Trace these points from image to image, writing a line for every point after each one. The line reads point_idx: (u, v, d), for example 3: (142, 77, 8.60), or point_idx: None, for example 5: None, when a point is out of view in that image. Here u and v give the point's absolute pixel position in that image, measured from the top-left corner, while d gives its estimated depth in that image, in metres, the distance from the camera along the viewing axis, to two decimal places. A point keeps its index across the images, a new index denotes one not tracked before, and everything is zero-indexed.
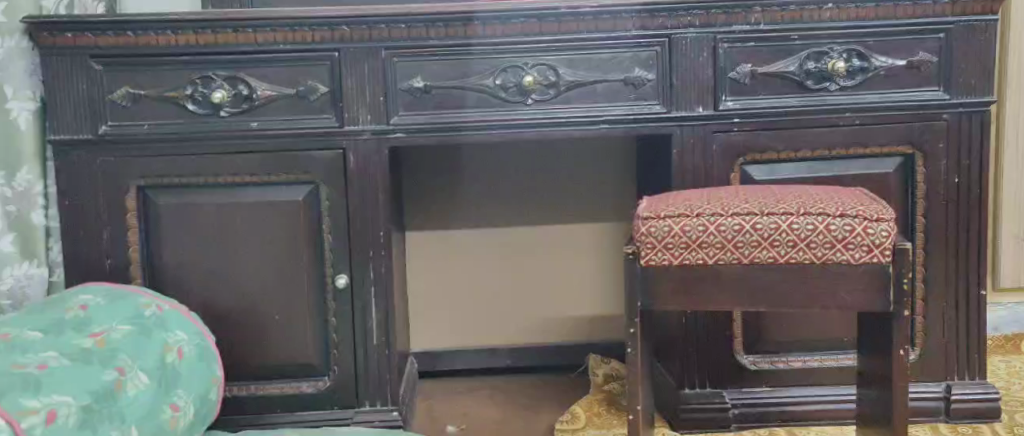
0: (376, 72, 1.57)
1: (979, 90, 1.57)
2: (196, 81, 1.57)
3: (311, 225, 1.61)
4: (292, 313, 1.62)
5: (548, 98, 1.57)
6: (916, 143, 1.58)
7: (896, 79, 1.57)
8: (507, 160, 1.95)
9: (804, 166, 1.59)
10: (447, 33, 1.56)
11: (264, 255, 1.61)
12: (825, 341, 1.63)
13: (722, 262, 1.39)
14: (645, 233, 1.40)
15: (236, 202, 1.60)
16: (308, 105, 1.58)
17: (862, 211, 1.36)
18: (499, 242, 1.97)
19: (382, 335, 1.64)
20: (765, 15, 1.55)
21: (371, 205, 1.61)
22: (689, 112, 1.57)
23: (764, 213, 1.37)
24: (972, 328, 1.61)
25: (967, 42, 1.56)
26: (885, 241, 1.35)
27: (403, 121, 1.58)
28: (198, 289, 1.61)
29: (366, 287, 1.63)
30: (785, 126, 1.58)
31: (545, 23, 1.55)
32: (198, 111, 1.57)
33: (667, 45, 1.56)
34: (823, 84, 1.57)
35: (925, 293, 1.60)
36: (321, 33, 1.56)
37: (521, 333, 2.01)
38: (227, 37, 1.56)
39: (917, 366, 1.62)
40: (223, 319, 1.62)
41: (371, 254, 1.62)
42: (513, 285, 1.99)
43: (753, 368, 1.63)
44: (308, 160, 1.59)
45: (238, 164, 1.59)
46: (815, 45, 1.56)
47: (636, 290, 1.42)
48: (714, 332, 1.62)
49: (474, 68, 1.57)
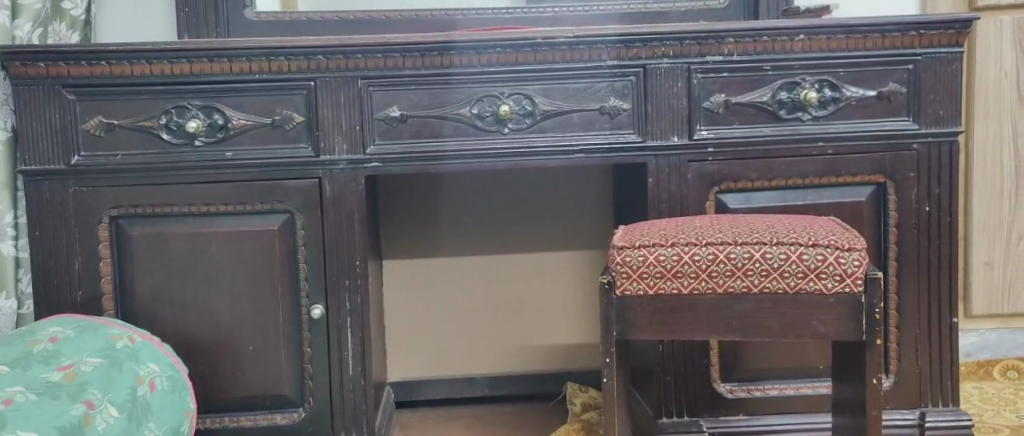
0: (352, 102, 1.57)
1: (948, 120, 1.59)
2: (171, 111, 1.56)
3: (287, 255, 1.60)
4: (268, 344, 1.61)
5: (524, 127, 1.58)
6: (887, 172, 1.60)
7: (866, 109, 1.59)
8: (481, 191, 1.95)
9: (778, 195, 1.61)
10: (423, 63, 1.56)
11: (240, 285, 1.60)
12: (800, 369, 1.63)
13: (697, 291, 1.39)
14: (620, 262, 1.41)
15: (212, 232, 1.59)
16: (284, 135, 1.58)
17: (834, 241, 1.37)
18: (476, 271, 1.97)
19: (358, 366, 1.63)
20: (738, 46, 1.57)
21: (347, 235, 1.60)
22: (664, 141, 1.59)
23: (737, 243, 1.38)
24: (945, 356, 1.62)
25: (936, 73, 1.58)
26: (856, 271, 1.36)
27: (379, 151, 1.58)
28: (173, 319, 1.60)
29: (341, 317, 1.62)
30: (759, 156, 1.59)
31: (521, 54, 1.56)
32: (173, 140, 1.57)
33: (642, 75, 1.58)
34: (795, 114, 1.59)
35: (897, 321, 1.62)
36: (297, 62, 1.55)
37: (496, 363, 2.00)
38: (203, 67, 1.55)
39: (892, 394, 1.63)
40: (198, 350, 1.61)
41: (347, 284, 1.61)
42: (489, 316, 1.99)
43: (729, 396, 1.63)
44: (283, 189, 1.59)
45: (213, 194, 1.58)
46: (788, 76, 1.58)
47: (613, 319, 1.42)
48: (692, 360, 1.63)
49: (451, 97, 1.58)
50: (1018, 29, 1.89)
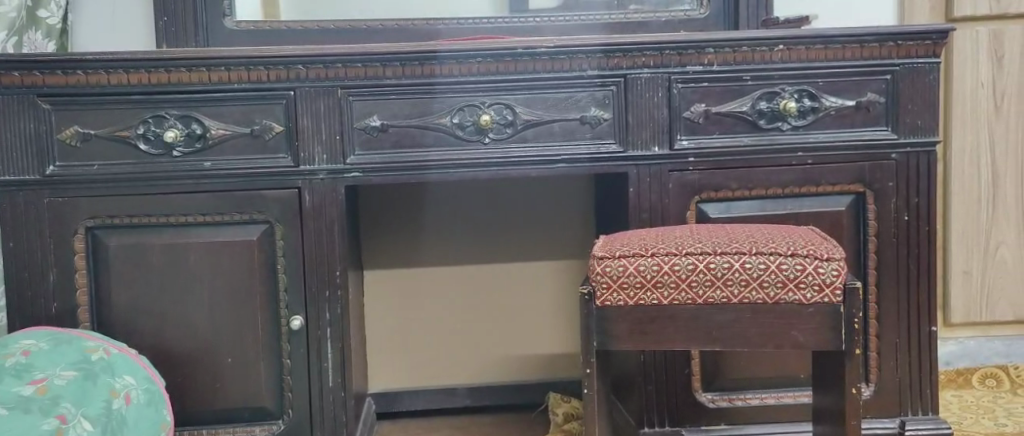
0: (332, 111, 1.56)
1: (926, 130, 1.60)
2: (148, 120, 1.55)
3: (266, 266, 1.59)
4: (247, 355, 1.59)
5: (504, 137, 1.58)
6: (866, 182, 1.61)
7: (846, 119, 1.60)
8: (461, 201, 1.95)
9: (758, 205, 1.61)
10: (404, 72, 1.56)
11: (218, 296, 1.58)
12: (781, 379, 1.64)
13: (677, 302, 1.39)
14: (600, 272, 1.40)
15: (190, 243, 1.58)
16: (264, 145, 1.57)
17: (813, 251, 1.38)
18: (456, 282, 1.97)
19: (338, 377, 1.61)
20: (718, 56, 1.57)
21: (326, 245, 1.59)
22: (645, 151, 1.59)
23: (717, 253, 1.38)
24: (924, 365, 1.63)
25: (914, 83, 1.59)
26: (835, 280, 1.37)
27: (359, 161, 1.57)
28: (150, 331, 1.58)
29: (320, 329, 1.60)
30: (739, 165, 1.60)
31: (502, 63, 1.56)
32: (150, 150, 1.55)
33: (623, 85, 1.58)
34: (775, 124, 1.60)
35: (877, 330, 1.62)
36: (276, 71, 1.54)
37: (476, 374, 2.00)
38: (181, 76, 1.54)
39: (871, 403, 1.63)
40: (175, 362, 1.59)
41: (327, 295, 1.60)
42: (469, 327, 1.98)
43: (711, 405, 1.63)
44: (262, 199, 1.58)
45: (191, 204, 1.57)
46: (767, 86, 1.59)
47: (594, 329, 1.42)
48: (673, 370, 1.63)
49: (432, 107, 1.57)
50: (994, 40, 1.91)
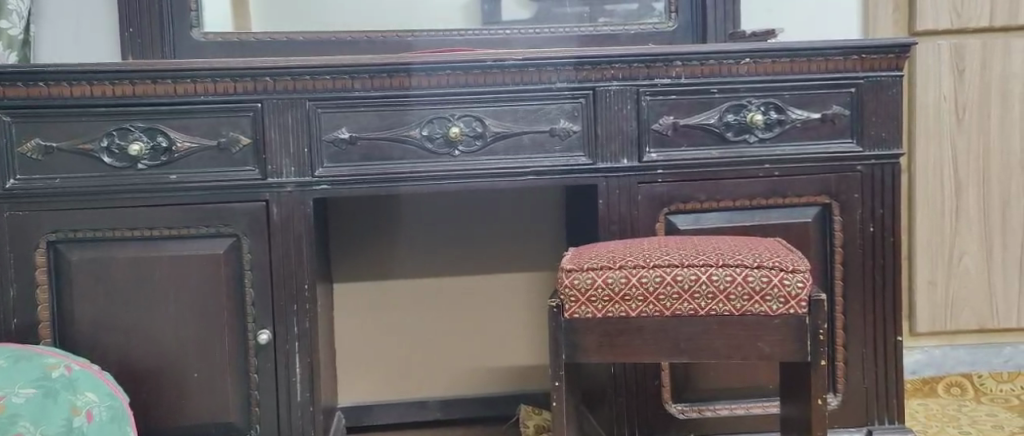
0: (300, 124, 1.55)
1: (889, 142, 1.62)
2: (112, 133, 1.52)
3: (234, 279, 1.57)
4: (215, 371, 1.57)
5: (474, 149, 1.58)
6: (832, 193, 1.62)
7: (811, 131, 1.62)
8: (431, 213, 1.94)
9: (726, 217, 1.62)
10: (373, 84, 1.55)
11: (185, 310, 1.56)
12: (749, 389, 1.65)
13: (645, 314, 1.39)
14: (568, 285, 1.40)
15: (155, 256, 1.55)
16: (230, 158, 1.55)
17: (779, 262, 1.39)
18: (425, 294, 1.96)
19: (307, 392, 1.60)
20: (685, 68, 1.58)
21: (294, 259, 1.58)
22: (614, 164, 1.60)
23: (684, 265, 1.39)
24: (890, 374, 1.65)
25: (877, 96, 1.61)
26: (800, 292, 1.37)
27: (328, 173, 1.56)
28: (115, 345, 1.56)
29: (288, 343, 1.59)
30: (707, 177, 1.61)
31: (471, 75, 1.56)
32: (115, 163, 1.53)
33: (592, 97, 1.58)
34: (742, 136, 1.61)
35: (844, 341, 1.64)
36: (244, 83, 1.53)
37: (444, 387, 1.99)
38: (146, 88, 1.52)
39: (839, 413, 1.65)
40: (140, 377, 1.56)
41: (294, 308, 1.58)
42: (438, 340, 1.97)
43: (681, 416, 1.64)
44: (228, 212, 1.56)
45: (155, 218, 1.55)
46: (734, 98, 1.60)
47: (564, 342, 1.41)
48: (643, 381, 1.63)
49: (402, 119, 1.57)
50: (954, 53, 1.94)
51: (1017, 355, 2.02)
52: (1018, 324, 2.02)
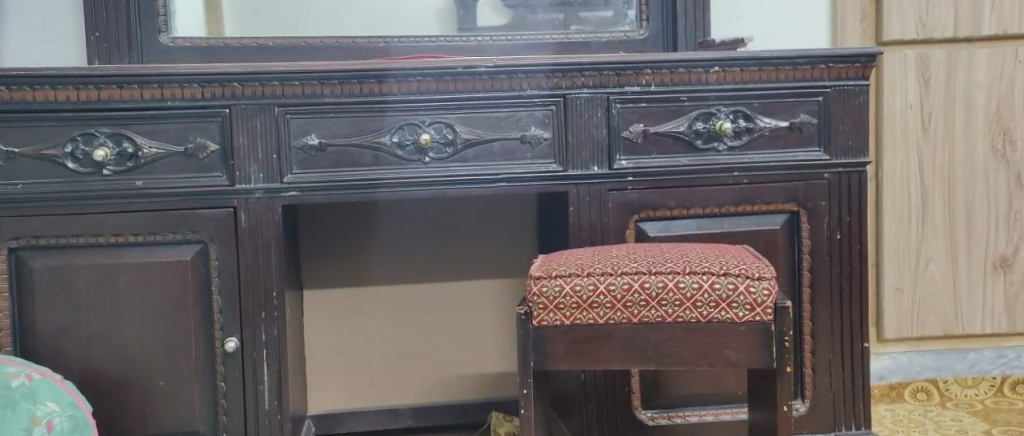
0: (269, 130, 1.54)
1: (856, 151, 1.64)
2: (77, 139, 1.51)
3: (201, 286, 1.56)
4: (181, 379, 1.56)
5: (444, 156, 1.57)
6: (800, 201, 1.63)
7: (780, 140, 1.63)
8: (402, 220, 1.93)
9: (695, 224, 1.63)
10: (343, 90, 1.55)
11: (151, 317, 1.54)
12: (719, 395, 1.65)
13: (612, 322, 1.40)
14: (537, 293, 1.40)
15: (119, 263, 1.54)
16: (198, 164, 1.54)
17: (745, 270, 1.39)
18: (395, 300, 1.95)
19: (275, 400, 1.58)
20: (655, 76, 1.59)
21: (262, 266, 1.57)
22: (585, 171, 1.60)
23: (651, 272, 1.39)
24: (857, 380, 1.66)
25: (844, 104, 1.63)
26: (766, 300, 1.38)
27: (297, 180, 1.55)
28: (80, 353, 1.54)
29: (256, 350, 1.57)
30: (677, 185, 1.62)
31: (442, 82, 1.56)
32: (79, 169, 1.51)
33: (563, 104, 1.59)
34: (711, 144, 1.62)
35: (812, 346, 1.65)
36: (212, 89, 1.52)
37: (414, 394, 1.98)
38: (112, 93, 1.50)
39: (807, 419, 1.66)
40: (105, 385, 1.54)
41: (262, 316, 1.57)
42: (407, 347, 1.97)
43: (651, 423, 1.64)
44: (195, 219, 1.54)
45: (120, 224, 1.53)
46: (704, 106, 1.61)
47: (533, 350, 1.41)
48: (613, 388, 1.63)
49: (371, 125, 1.56)
50: (919, 63, 1.96)
51: (981, 360, 2.04)
52: (982, 329, 2.04)
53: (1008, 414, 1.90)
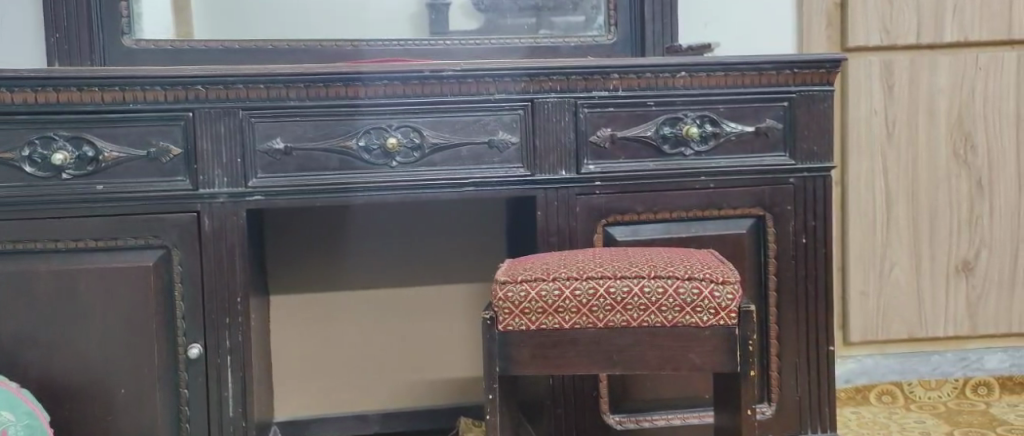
0: (233, 133, 1.52)
1: (821, 156, 1.64)
2: (35, 142, 1.48)
3: (163, 292, 1.54)
4: (142, 387, 1.53)
5: (412, 160, 1.56)
6: (766, 205, 1.64)
7: (746, 145, 1.63)
8: (369, 224, 1.92)
9: (663, 228, 1.63)
10: (309, 93, 1.53)
11: (112, 324, 1.52)
12: (686, 399, 1.65)
13: (578, 327, 1.39)
14: (502, 298, 1.40)
15: (79, 269, 1.51)
16: (160, 167, 1.52)
17: (709, 274, 1.39)
18: (362, 305, 1.94)
19: (239, 407, 1.57)
20: (622, 81, 1.59)
21: (226, 271, 1.55)
22: (552, 175, 1.59)
23: (616, 277, 1.39)
24: (822, 383, 1.67)
25: (809, 110, 1.63)
26: (730, 304, 1.38)
27: (261, 184, 1.54)
28: (40, 361, 1.51)
29: (220, 357, 1.56)
30: (644, 189, 1.62)
31: (409, 86, 1.55)
32: (37, 173, 1.49)
33: (530, 109, 1.58)
34: (678, 149, 1.62)
35: (778, 350, 1.66)
36: (175, 92, 1.50)
37: (381, 400, 1.97)
38: (71, 96, 1.48)
39: (773, 422, 1.66)
40: (65, 393, 1.52)
41: (227, 322, 1.55)
42: (374, 353, 1.95)
43: (619, 427, 1.64)
44: (157, 223, 1.52)
45: (80, 229, 1.51)
46: (670, 111, 1.61)
47: (499, 355, 1.41)
48: (581, 392, 1.63)
49: (338, 129, 1.55)
50: (884, 70, 1.97)
51: (944, 362, 2.05)
52: (945, 332, 2.05)
53: (970, 416, 1.92)
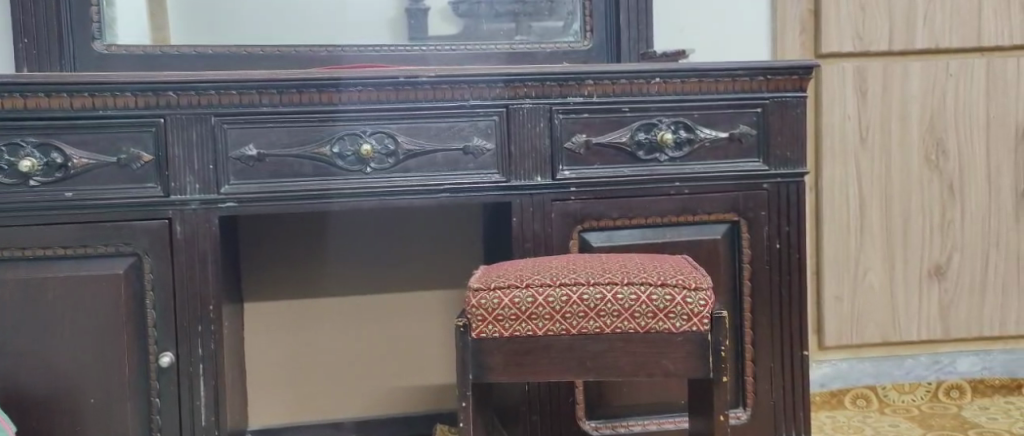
0: (205, 140, 1.51)
1: (794, 162, 1.65)
2: (2, 149, 1.47)
3: (133, 300, 1.52)
4: (113, 396, 1.52)
5: (387, 166, 1.56)
6: (740, 211, 1.64)
7: (720, 151, 1.64)
8: (344, 230, 1.91)
9: (637, 234, 1.63)
10: (282, 99, 1.52)
11: (82, 332, 1.51)
12: (662, 404, 1.65)
13: (551, 333, 1.39)
14: (475, 305, 1.39)
15: (47, 277, 1.49)
16: (131, 174, 1.50)
17: (682, 280, 1.39)
18: (336, 311, 1.92)
19: (211, 415, 1.55)
20: (597, 87, 1.59)
21: (198, 278, 1.53)
22: (527, 181, 1.59)
23: (590, 283, 1.38)
24: (797, 387, 1.67)
25: (782, 116, 1.64)
26: (703, 310, 1.38)
27: (234, 191, 1.52)
28: (8, 370, 1.49)
29: (191, 365, 1.54)
30: (618, 195, 1.61)
31: (383, 92, 1.54)
32: (4, 179, 1.47)
33: (505, 115, 1.58)
34: (653, 155, 1.62)
35: (753, 355, 1.66)
36: (146, 98, 1.49)
37: (357, 407, 1.96)
38: (40, 102, 1.46)
39: (748, 427, 1.66)
40: (34, 403, 1.50)
41: (199, 330, 1.54)
42: (350, 360, 1.94)
43: (595, 433, 1.64)
44: (128, 230, 1.51)
45: (49, 236, 1.49)
46: (645, 117, 1.61)
47: (472, 362, 1.40)
48: (557, 399, 1.63)
49: (311, 135, 1.54)
50: (857, 76, 1.99)
51: (917, 366, 2.07)
52: (919, 335, 2.06)
53: (943, 419, 1.93)
